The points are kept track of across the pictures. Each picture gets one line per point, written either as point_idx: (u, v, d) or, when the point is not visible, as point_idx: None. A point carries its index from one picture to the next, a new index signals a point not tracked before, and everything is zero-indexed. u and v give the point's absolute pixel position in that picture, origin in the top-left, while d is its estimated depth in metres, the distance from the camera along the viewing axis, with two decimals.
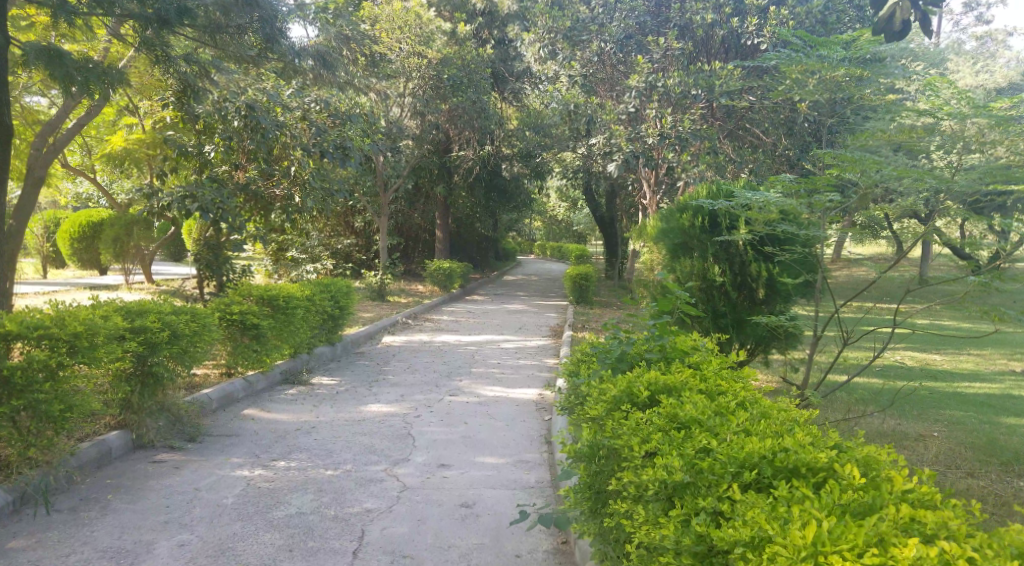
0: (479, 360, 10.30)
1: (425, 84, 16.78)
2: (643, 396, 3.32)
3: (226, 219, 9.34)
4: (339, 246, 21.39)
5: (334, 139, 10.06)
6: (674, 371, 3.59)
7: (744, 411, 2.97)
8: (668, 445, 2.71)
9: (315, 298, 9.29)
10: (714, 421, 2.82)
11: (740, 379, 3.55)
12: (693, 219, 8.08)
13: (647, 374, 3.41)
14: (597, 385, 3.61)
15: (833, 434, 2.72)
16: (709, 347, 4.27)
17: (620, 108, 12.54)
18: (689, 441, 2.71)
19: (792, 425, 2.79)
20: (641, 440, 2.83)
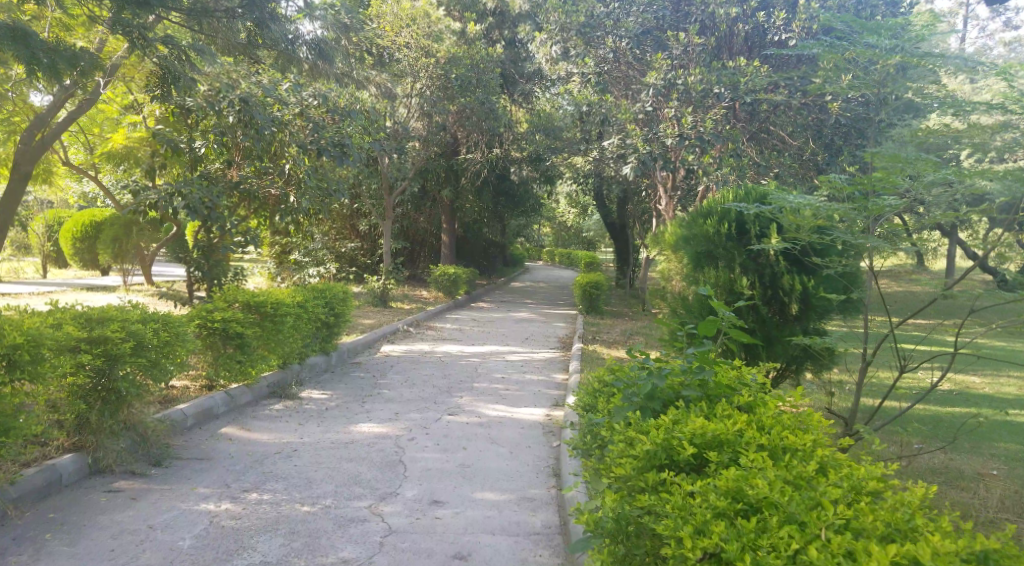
0: (484, 374, 9.65)
1: (433, 82, 16.15)
2: (687, 450, 2.66)
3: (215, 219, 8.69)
4: (343, 249, 20.77)
5: (333, 136, 9.41)
6: (722, 416, 2.94)
7: (833, 489, 2.31)
8: (736, 544, 2.06)
9: (309, 305, 8.68)
10: (797, 506, 2.18)
11: (808, 429, 2.90)
12: (718, 226, 7.46)
13: (691, 421, 2.76)
14: (625, 432, 2.96)
15: (970, 537, 2.04)
16: (757, 379, 3.60)
17: (637, 106, 11.83)
18: (767, 540, 2.05)
19: (907, 520, 2.13)
20: (695, 530, 2.18)
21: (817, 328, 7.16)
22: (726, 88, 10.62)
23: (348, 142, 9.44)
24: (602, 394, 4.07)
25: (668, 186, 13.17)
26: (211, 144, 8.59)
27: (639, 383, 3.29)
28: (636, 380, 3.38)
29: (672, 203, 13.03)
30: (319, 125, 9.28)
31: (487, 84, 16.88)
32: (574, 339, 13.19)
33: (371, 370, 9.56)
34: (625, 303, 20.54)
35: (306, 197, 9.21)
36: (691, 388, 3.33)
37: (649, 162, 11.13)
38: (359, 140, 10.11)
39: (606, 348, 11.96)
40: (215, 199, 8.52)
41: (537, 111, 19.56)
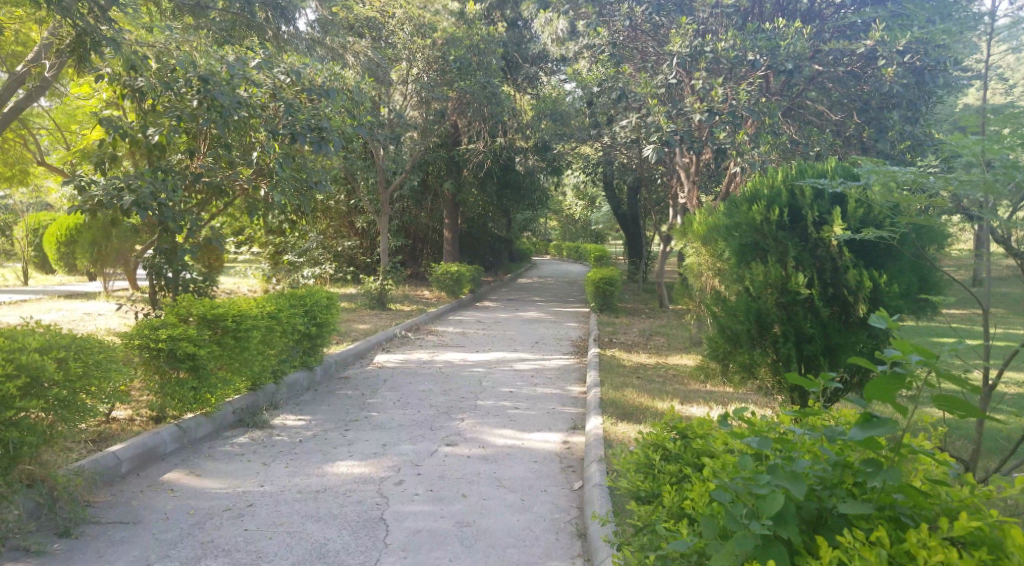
0: (488, 389, 8.43)
1: (430, 65, 14.95)
2: None
3: (174, 220, 7.44)
4: (340, 248, 19.66)
5: (308, 119, 7.92)
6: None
7: None
8: None
9: (287, 315, 7.52)
10: None
11: None
12: (766, 212, 6.27)
13: None
14: None
15: None
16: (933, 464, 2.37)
17: (659, 81, 10.55)
18: None
19: None
20: None
21: (886, 333, 5.92)
22: (762, 54, 9.42)
23: (325, 125, 8.01)
24: (670, 471, 2.95)
25: (691, 171, 11.81)
26: (166, 129, 7.39)
27: (753, 491, 2.14)
28: (743, 482, 2.22)
29: (694, 189, 11.70)
30: (291, 107, 7.84)
31: (488, 66, 15.84)
32: (589, 342, 11.94)
33: (359, 387, 8.39)
34: (640, 299, 19.32)
35: (277, 189, 7.91)
36: (836, 497, 2.18)
37: (675, 142, 9.67)
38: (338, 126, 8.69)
39: (625, 353, 10.70)
40: (172, 195, 7.36)
41: (542, 96, 18.32)
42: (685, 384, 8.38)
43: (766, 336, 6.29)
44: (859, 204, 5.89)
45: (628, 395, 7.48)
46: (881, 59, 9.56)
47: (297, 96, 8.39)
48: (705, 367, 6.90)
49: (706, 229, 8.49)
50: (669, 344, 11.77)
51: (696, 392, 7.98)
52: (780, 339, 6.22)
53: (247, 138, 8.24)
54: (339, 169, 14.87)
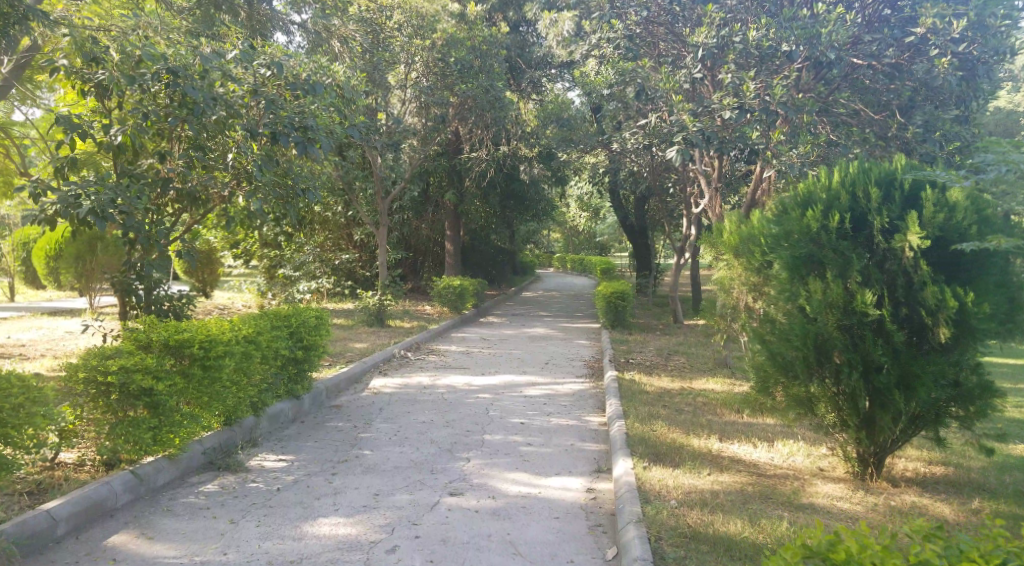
0: (496, 420, 7.47)
1: (430, 69, 14.10)
2: None
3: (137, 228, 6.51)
4: (338, 262, 18.67)
5: (291, 117, 7.07)
6: None
7: None
8: None
9: (270, 339, 6.58)
10: None
11: None
12: (825, 219, 5.23)
13: None
14: None
15: None
16: None
17: (683, 75, 9.71)
18: None
19: None
20: None
21: (972, 361, 4.92)
22: (800, 44, 8.78)
23: (311, 124, 7.10)
24: None
25: (713, 177, 10.83)
26: (130, 127, 6.48)
27: None
28: None
29: (718, 194, 10.75)
30: (273, 102, 6.94)
31: (491, 69, 14.98)
32: (603, 363, 10.98)
33: (352, 418, 7.45)
34: (652, 315, 18.37)
35: (255, 196, 7.02)
36: None
37: (701, 143, 8.68)
38: (327, 122, 7.82)
39: (645, 376, 9.75)
40: (133, 202, 6.39)
41: (546, 102, 17.45)
42: (719, 416, 7.41)
43: (829, 365, 5.32)
44: (939, 209, 4.88)
45: (659, 430, 6.56)
46: (937, 47, 9.08)
47: (276, 91, 7.38)
48: (751, 397, 5.95)
49: (743, 239, 7.54)
50: (691, 366, 10.82)
51: (734, 425, 7.02)
52: (843, 370, 5.20)
53: (224, 138, 7.28)
54: (331, 177, 13.97)
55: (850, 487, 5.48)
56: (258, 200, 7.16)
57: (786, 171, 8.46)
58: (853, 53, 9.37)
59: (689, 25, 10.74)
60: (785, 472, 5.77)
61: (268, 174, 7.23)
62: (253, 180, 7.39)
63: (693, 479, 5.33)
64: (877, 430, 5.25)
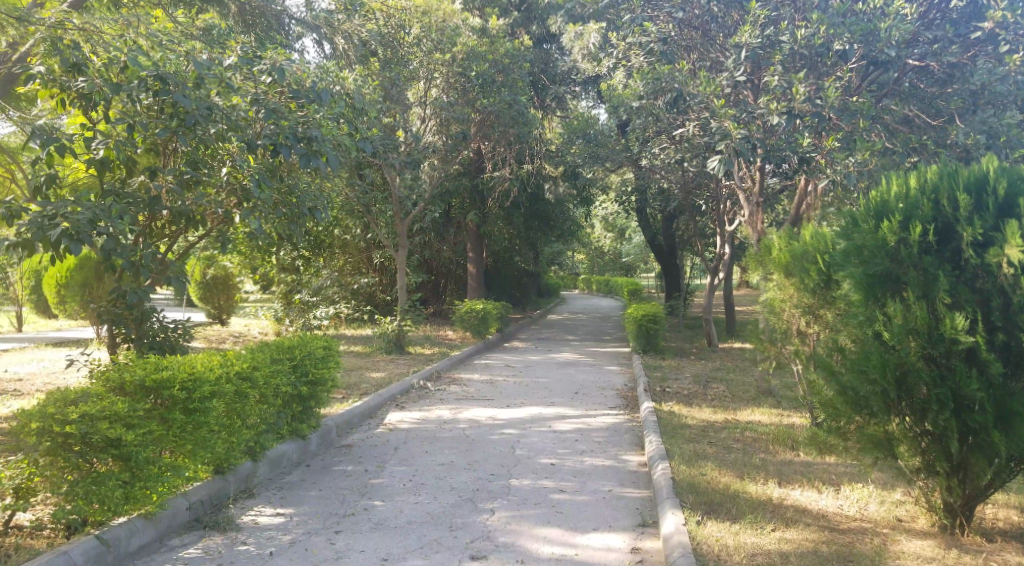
0: (524, 461, 6.70)
1: (450, 85, 13.62)
2: None
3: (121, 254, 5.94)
4: (357, 286, 18.12)
5: (293, 127, 6.53)
6: None
7: None
8: None
9: (269, 375, 5.98)
10: None
11: None
12: (903, 231, 4.45)
13: None
14: None
15: None
16: None
17: (726, 77, 9.10)
18: None
19: None
20: None
21: None
22: (856, 41, 8.42)
23: (316, 135, 6.60)
24: None
25: (754, 191, 10.02)
26: (114, 140, 5.95)
27: None
28: None
29: (761, 208, 9.93)
30: (274, 111, 6.44)
31: (513, 83, 14.43)
32: (638, 393, 10.13)
33: (362, 460, 6.75)
34: (684, 338, 17.49)
35: (255, 215, 6.51)
36: None
37: (749, 151, 7.89)
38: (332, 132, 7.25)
39: (685, 407, 8.92)
40: (115, 223, 5.78)
41: (571, 118, 16.84)
42: (774, 455, 6.58)
43: (913, 403, 4.42)
44: None
45: (709, 475, 5.74)
46: (1008, 42, 8.64)
47: (275, 99, 6.88)
48: (818, 439, 5.12)
49: (800, 256, 6.73)
50: (733, 396, 9.94)
51: (792, 466, 6.18)
52: (930, 406, 4.30)
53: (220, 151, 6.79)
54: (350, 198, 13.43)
55: (940, 544, 4.47)
56: (257, 220, 6.58)
57: (842, 182, 7.58)
58: (910, 53, 8.98)
59: (726, 32, 10.68)
60: (861, 526, 4.83)
61: (268, 191, 6.67)
62: (251, 199, 6.88)
63: (756, 536, 4.51)
64: (977, 477, 4.31)
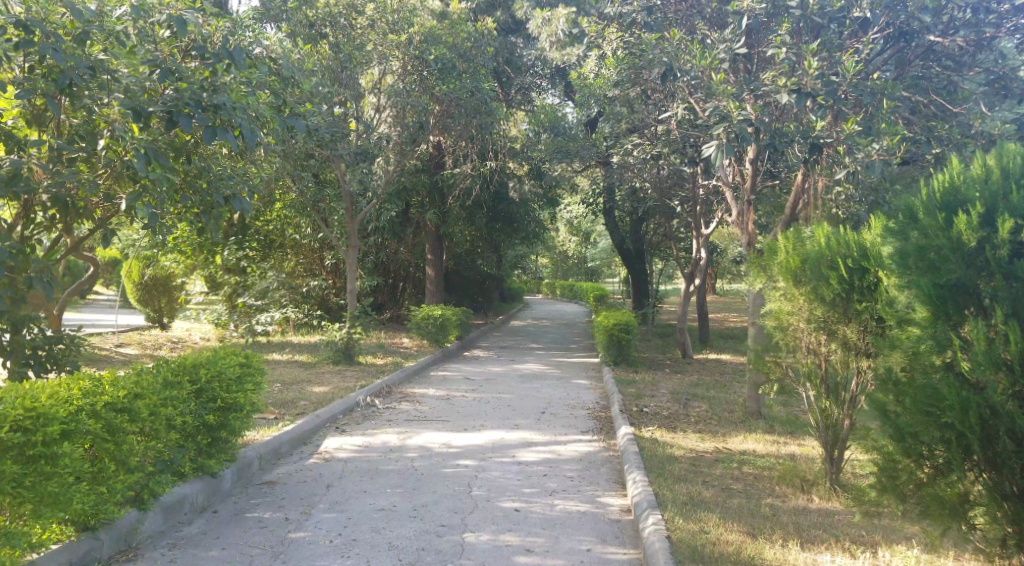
0: (483, 505, 5.50)
1: (407, 71, 12.38)
2: None
3: None
4: (306, 288, 16.61)
5: (195, 94, 5.36)
6: None
7: None
8: None
9: (159, 405, 4.67)
10: None
11: None
12: (979, 225, 3.42)
13: None
14: None
15: None
16: None
17: (721, 50, 8.08)
18: None
19: None
20: None
21: None
22: (875, 10, 7.76)
23: (224, 102, 5.35)
24: None
25: (742, 190, 9.04)
26: None
27: None
28: None
29: (751, 206, 8.85)
30: (171, 73, 5.32)
31: (476, 70, 13.28)
32: (613, 413, 9.00)
33: (284, 503, 5.45)
34: (655, 348, 16.49)
35: (144, 199, 5.37)
36: None
37: (748, 137, 6.84)
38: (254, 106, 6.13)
39: (668, 433, 7.84)
40: None
41: (537, 113, 15.74)
42: (783, 502, 5.50)
43: (999, 457, 3.29)
44: None
45: (713, 532, 4.62)
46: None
47: (178, 60, 5.81)
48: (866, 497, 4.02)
49: (815, 260, 5.69)
50: (719, 419, 8.87)
51: (810, 520, 5.09)
52: None
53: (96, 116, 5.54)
54: (295, 189, 12.10)
55: None
56: (147, 206, 5.44)
57: (860, 173, 6.56)
58: (929, 29, 8.05)
59: (709, 25, 9.70)
60: None
61: (162, 169, 5.50)
62: (138, 178, 5.66)
63: None
64: None
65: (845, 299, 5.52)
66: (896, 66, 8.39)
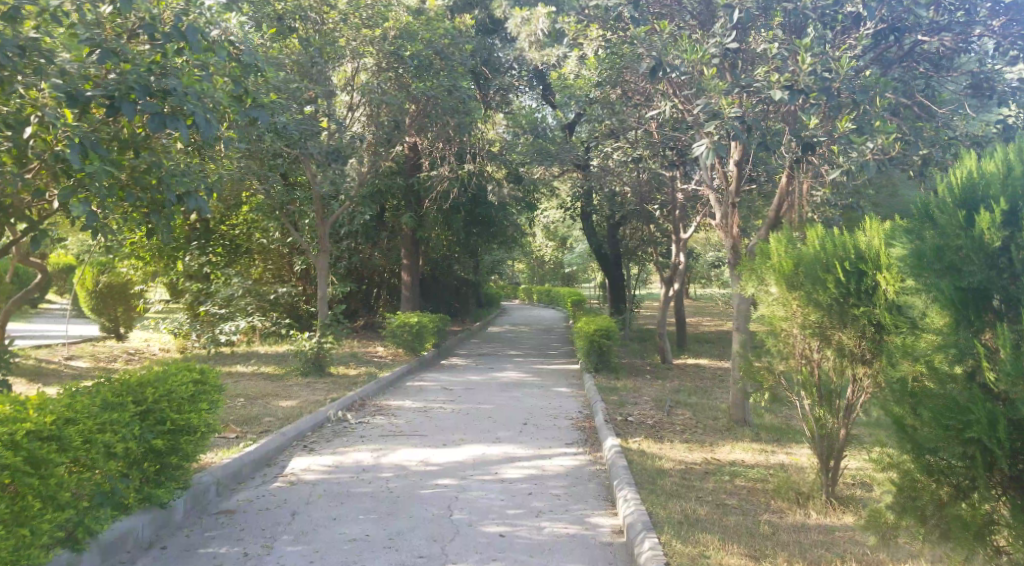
0: (463, 531, 5.08)
1: (381, 69, 11.94)
2: None
3: None
4: (274, 295, 15.97)
5: (138, 78, 5.23)
6: None
7: None
8: None
9: (96, 431, 4.29)
10: None
11: None
12: (998, 222, 3.08)
13: None
14: None
15: None
16: None
17: (712, 43, 7.79)
18: None
19: None
20: None
21: None
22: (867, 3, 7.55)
23: (173, 87, 5.28)
24: None
25: (728, 192, 8.76)
26: None
27: None
28: None
29: (737, 209, 8.57)
30: (112, 55, 5.23)
31: (453, 70, 12.92)
32: (596, 424, 8.63)
33: (243, 536, 5.01)
34: (635, 354, 16.21)
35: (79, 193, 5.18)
36: None
37: (741, 135, 6.54)
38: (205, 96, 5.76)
39: (655, 444, 7.50)
40: None
41: (515, 114, 15.43)
42: (781, 520, 5.17)
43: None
44: None
45: (712, 558, 4.25)
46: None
47: (123, 40, 5.83)
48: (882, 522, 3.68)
49: (810, 263, 5.38)
50: (705, 427, 8.56)
51: (812, 540, 4.76)
52: None
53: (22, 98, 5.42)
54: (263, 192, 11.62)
55: None
56: (82, 203, 5.23)
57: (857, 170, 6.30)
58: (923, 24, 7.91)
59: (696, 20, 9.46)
60: None
61: (99, 161, 5.29)
62: (72, 173, 5.50)
63: None
64: None
65: (844, 304, 5.22)
66: (886, 61, 8.17)
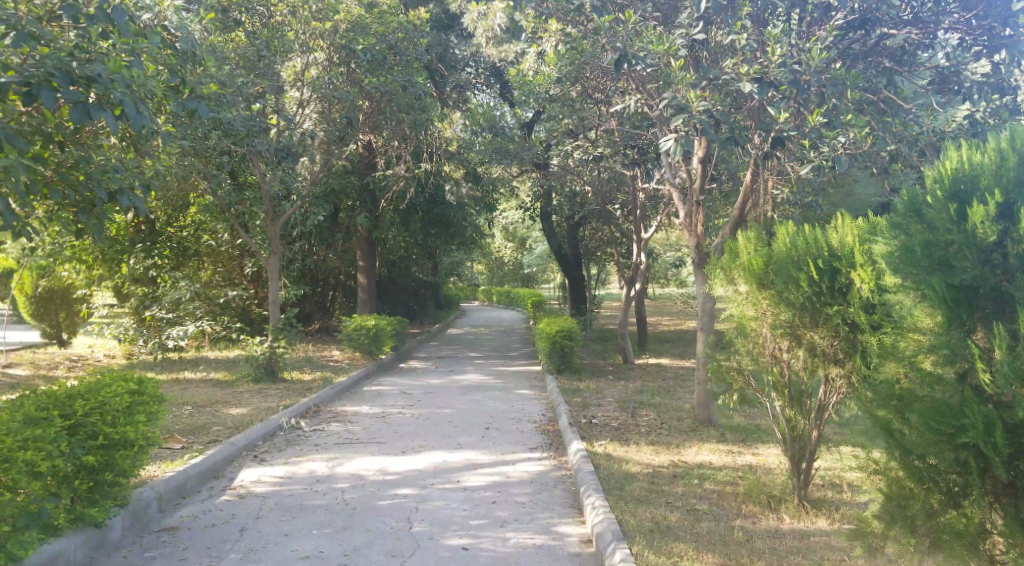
0: (424, 544, 4.79)
1: (334, 64, 11.46)
2: None
3: None
4: (224, 299, 15.33)
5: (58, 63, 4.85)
6: None
7: None
8: None
9: (16, 449, 3.89)
10: None
11: None
12: (992, 217, 2.96)
13: None
14: None
15: None
16: None
17: (679, 36, 7.65)
18: None
19: None
20: None
21: None
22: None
23: (100, 73, 4.88)
24: None
25: (692, 190, 8.62)
26: None
27: None
28: None
29: (701, 207, 8.44)
30: (28, 36, 4.80)
31: (409, 65, 12.59)
32: (560, 427, 8.41)
33: (186, 556, 4.62)
34: (596, 354, 16.08)
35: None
36: None
37: (708, 130, 6.38)
38: (137, 84, 5.37)
39: (621, 447, 7.30)
40: None
41: (473, 112, 15.16)
42: (754, 525, 5.00)
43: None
44: None
45: None
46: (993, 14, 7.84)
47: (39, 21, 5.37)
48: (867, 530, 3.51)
49: (781, 261, 5.24)
50: (670, 429, 8.40)
51: (787, 547, 4.60)
52: None
53: None
54: (212, 190, 11.12)
55: None
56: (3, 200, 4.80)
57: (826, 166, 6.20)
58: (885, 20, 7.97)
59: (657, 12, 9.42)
60: None
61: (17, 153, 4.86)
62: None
63: None
64: None
65: (817, 302, 5.08)
66: (848, 58, 8.15)
